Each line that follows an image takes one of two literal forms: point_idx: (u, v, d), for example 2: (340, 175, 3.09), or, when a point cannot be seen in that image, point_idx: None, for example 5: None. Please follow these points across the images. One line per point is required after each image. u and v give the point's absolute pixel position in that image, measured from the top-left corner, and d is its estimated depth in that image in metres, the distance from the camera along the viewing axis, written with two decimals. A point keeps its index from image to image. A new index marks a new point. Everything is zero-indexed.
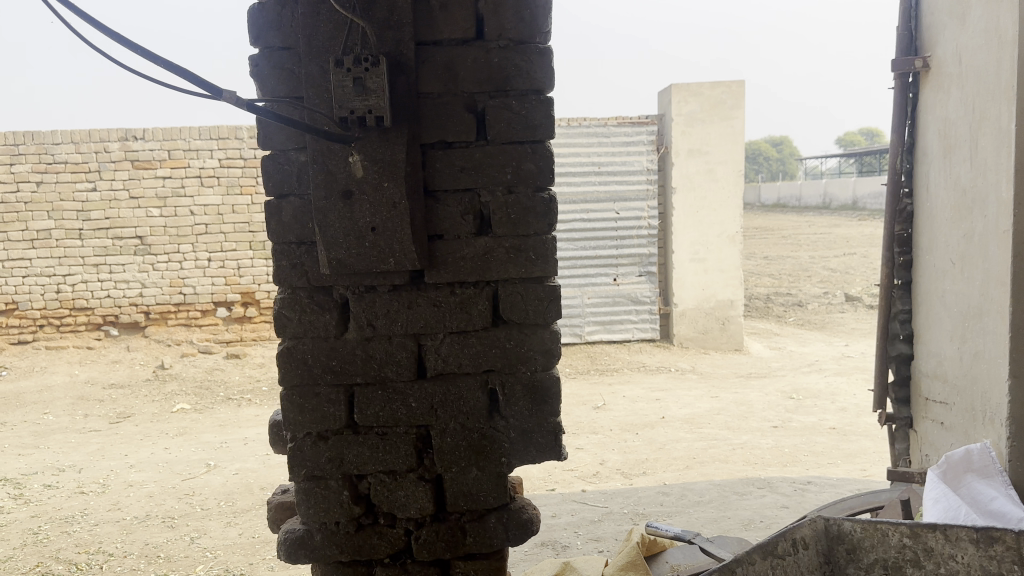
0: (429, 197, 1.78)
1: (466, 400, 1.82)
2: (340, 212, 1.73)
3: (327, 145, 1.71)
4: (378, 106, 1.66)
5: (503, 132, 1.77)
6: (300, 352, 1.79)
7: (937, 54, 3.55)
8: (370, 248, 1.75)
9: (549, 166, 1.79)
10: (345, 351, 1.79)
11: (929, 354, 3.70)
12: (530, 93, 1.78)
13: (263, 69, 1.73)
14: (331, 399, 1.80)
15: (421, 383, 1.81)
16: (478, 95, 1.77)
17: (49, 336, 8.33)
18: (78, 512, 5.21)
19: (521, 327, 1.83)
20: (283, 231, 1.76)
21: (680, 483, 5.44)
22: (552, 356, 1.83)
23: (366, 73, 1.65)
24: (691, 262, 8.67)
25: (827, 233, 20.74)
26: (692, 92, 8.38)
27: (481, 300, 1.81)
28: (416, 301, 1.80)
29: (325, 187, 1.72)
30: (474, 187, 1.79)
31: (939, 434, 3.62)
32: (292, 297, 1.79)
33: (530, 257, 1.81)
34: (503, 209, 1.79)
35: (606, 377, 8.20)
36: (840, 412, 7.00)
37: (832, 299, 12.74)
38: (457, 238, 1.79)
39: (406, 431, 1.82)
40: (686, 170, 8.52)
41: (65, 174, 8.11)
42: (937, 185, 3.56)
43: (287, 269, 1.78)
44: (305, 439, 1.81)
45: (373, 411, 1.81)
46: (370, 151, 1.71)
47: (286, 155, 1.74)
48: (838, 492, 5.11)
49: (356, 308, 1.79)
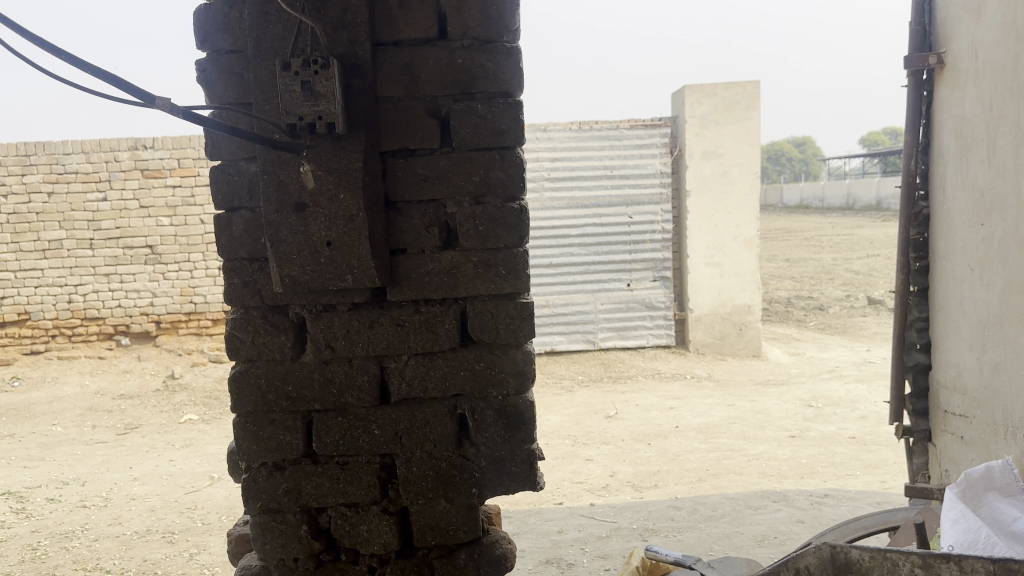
0: (390, 209, 1.66)
1: (434, 427, 1.70)
2: (294, 226, 1.60)
3: (278, 155, 1.58)
4: (329, 112, 1.53)
5: (468, 138, 1.64)
6: (253, 376, 1.67)
7: (952, 50, 3.38)
8: (326, 265, 1.62)
9: (520, 174, 1.66)
10: (302, 374, 1.67)
11: (947, 365, 3.52)
12: (497, 95, 1.65)
13: (210, 75, 1.61)
14: (287, 426, 1.68)
15: (384, 409, 1.69)
16: (441, 98, 1.64)
17: (62, 346, 8.25)
18: (79, 527, 5.13)
19: (492, 348, 1.70)
20: (235, 248, 1.65)
21: (692, 496, 5.27)
22: (525, 378, 1.70)
23: (315, 76, 1.52)
24: (707, 266, 8.48)
25: (850, 234, 20.43)
26: (706, 94, 8.22)
27: (448, 320, 1.68)
28: (378, 320, 1.67)
29: (277, 199, 1.60)
30: (440, 198, 1.66)
31: (958, 449, 3.45)
32: (245, 316, 1.67)
33: (500, 273, 1.68)
34: (470, 221, 1.66)
35: (618, 386, 7.99)
36: (860, 421, 6.79)
37: (854, 302, 12.49)
38: (421, 253, 1.67)
39: (369, 461, 1.70)
40: (700, 173, 8.35)
41: (75, 184, 8.07)
42: (953, 188, 3.40)
43: (238, 287, 1.66)
44: (261, 469, 1.70)
45: (333, 439, 1.69)
46: (323, 159, 1.58)
47: (235, 165, 1.62)
48: (857, 506, 4.93)
49: (313, 329, 1.67)
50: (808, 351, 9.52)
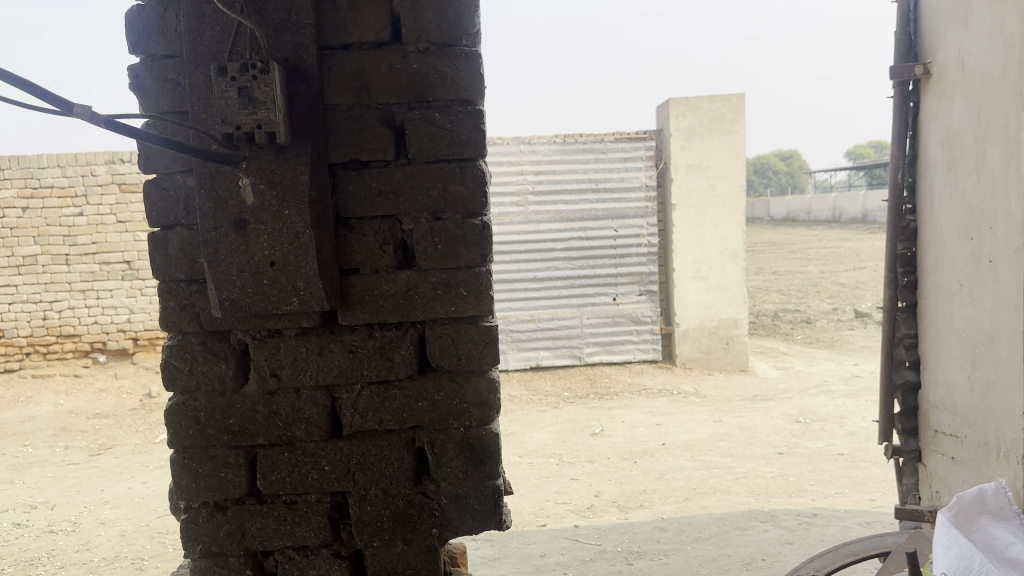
0: (341, 226, 1.53)
1: (390, 462, 1.56)
2: (233, 245, 1.48)
3: (216, 168, 1.46)
4: (269, 121, 1.40)
5: (425, 150, 1.52)
6: (191, 409, 1.54)
7: (938, 60, 3.29)
8: (270, 287, 1.49)
9: (482, 188, 1.54)
10: (244, 408, 1.54)
11: (936, 383, 3.42)
12: (456, 104, 1.52)
13: (144, 81, 1.48)
14: (229, 463, 1.55)
15: (335, 443, 1.56)
16: (395, 106, 1.52)
17: (36, 364, 8.01)
18: (45, 554, 4.94)
19: (452, 376, 1.57)
20: (170, 268, 1.52)
21: (679, 517, 5.13)
22: (489, 409, 1.57)
23: (253, 82, 1.39)
24: (693, 279, 8.36)
25: (836, 247, 20.43)
26: (691, 106, 8.13)
27: (404, 346, 1.55)
28: (328, 347, 1.54)
29: (215, 216, 1.47)
30: (395, 214, 1.54)
31: (950, 470, 3.33)
32: (183, 344, 1.54)
33: (461, 294, 1.55)
34: (428, 239, 1.54)
35: (605, 402, 7.83)
36: (848, 437, 6.68)
37: (841, 315, 12.42)
38: (375, 274, 1.54)
39: (319, 500, 1.56)
40: (686, 186, 8.26)
41: (51, 199, 7.88)
42: (941, 201, 3.30)
43: (175, 311, 1.53)
44: (201, 509, 1.56)
45: (280, 477, 1.55)
46: (264, 171, 1.46)
47: (171, 179, 1.50)
48: (846, 526, 4.80)
49: (256, 356, 1.54)
50: (796, 365, 9.41)
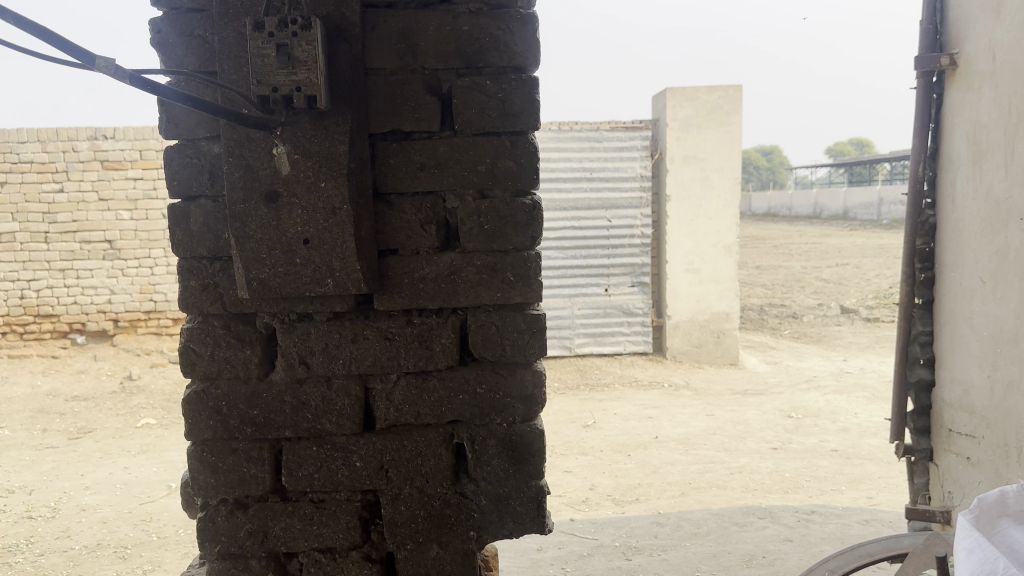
0: (379, 202, 1.40)
1: (427, 459, 1.45)
2: (264, 219, 1.35)
3: (246, 133, 1.33)
4: (310, 83, 1.27)
5: (473, 121, 1.40)
6: (212, 398, 1.42)
7: (966, 51, 3.01)
8: (302, 267, 1.36)
9: (533, 164, 1.42)
10: (270, 397, 1.42)
11: (952, 381, 3.14)
12: (509, 71, 1.40)
13: (167, 37, 1.36)
14: (252, 457, 1.43)
15: (368, 437, 1.44)
16: (442, 72, 1.39)
17: (12, 343, 7.79)
18: (23, 540, 4.77)
19: (495, 367, 1.45)
20: (192, 244, 1.39)
21: (676, 511, 5.02)
22: (533, 403, 1.46)
23: (294, 39, 1.26)
24: (686, 272, 8.14)
25: (818, 243, 20.42)
26: (688, 97, 7.86)
27: (445, 334, 1.43)
28: (362, 334, 1.42)
29: (244, 187, 1.34)
30: (439, 190, 1.41)
31: (963, 471, 3.08)
32: (204, 327, 1.41)
33: (508, 279, 1.43)
34: (474, 219, 1.42)
35: (596, 393, 7.64)
36: (842, 433, 6.58)
37: (827, 310, 12.37)
38: (415, 255, 1.42)
39: (348, 499, 1.44)
40: (681, 177, 7.98)
41: (30, 174, 7.63)
42: (963, 196, 3.03)
43: (196, 291, 1.41)
44: (221, 506, 1.44)
45: (307, 473, 1.43)
46: (300, 139, 1.33)
47: (195, 146, 1.38)
48: (845, 524, 4.70)
49: (284, 342, 1.41)
50: (785, 360, 9.35)
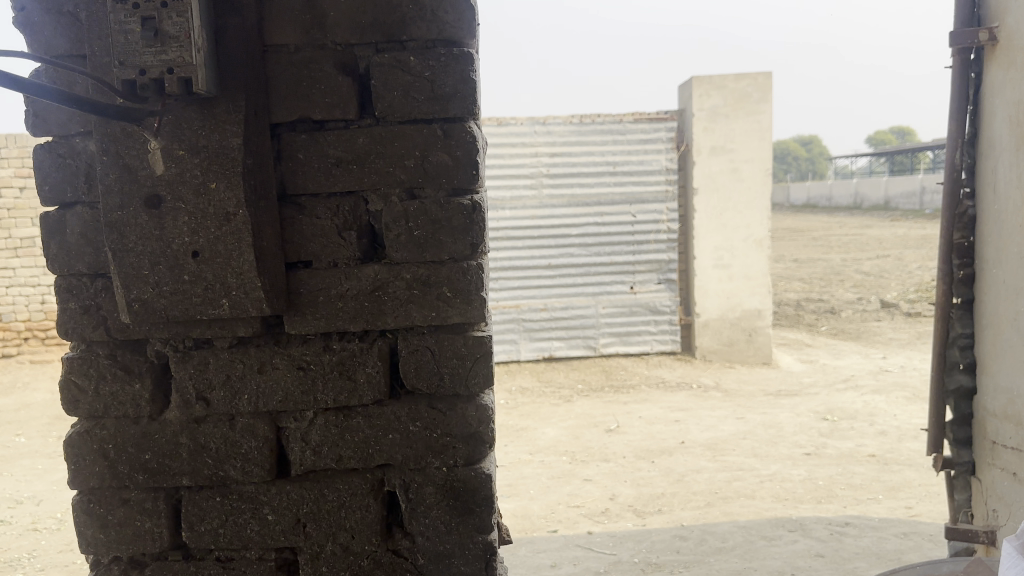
0: (287, 205, 1.18)
1: (352, 511, 1.21)
2: (144, 228, 1.12)
3: (121, 127, 1.11)
4: (183, 62, 1.05)
5: (396, 105, 1.16)
6: (97, 439, 1.20)
7: (1009, 24, 2.51)
8: (192, 285, 1.14)
9: (471, 158, 1.17)
10: (165, 439, 1.20)
11: (994, 389, 2.63)
12: (438, 44, 1.16)
13: (30, 14, 1.13)
14: (146, 509, 1.21)
15: (280, 485, 1.21)
16: (358, 47, 1.16)
17: (35, 349, 7.25)
18: (26, 554, 4.35)
19: (431, 400, 1.21)
20: (69, 260, 1.18)
21: (700, 524, 4.70)
22: (479, 442, 1.22)
23: (162, 11, 1.05)
24: (715, 268, 7.30)
25: (857, 234, 19.75)
26: (715, 85, 7.04)
27: (370, 361, 1.19)
28: (272, 361, 1.19)
29: (121, 190, 1.12)
30: (359, 190, 1.18)
31: (1010, 489, 2.57)
32: (86, 356, 1.20)
33: (445, 294, 1.19)
34: (402, 224, 1.18)
35: (620, 395, 6.99)
36: (880, 437, 6.16)
37: (867, 306, 11.89)
38: (332, 268, 1.18)
39: (260, 558, 1.22)
40: (709, 169, 7.16)
41: None
42: (1006, 186, 2.53)
43: (76, 314, 1.19)
44: (114, 565, 1.23)
45: (210, 528, 1.21)
46: (181, 130, 1.10)
47: (69, 144, 1.16)
48: (882, 538, 4.37)
49: (179, 374, 1.19)
50: (822, 359, 8.97)
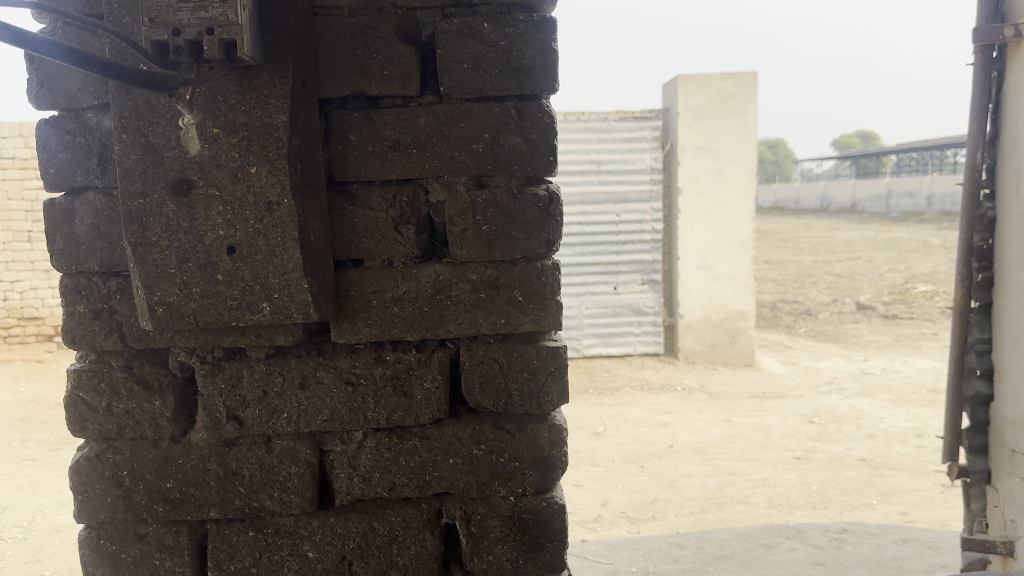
0: (335, 193, 1.02)
1: (405, 548, 1.05)
2: (171, 218, 0.96)
3: (146, 100, 0.94)
4: (225, 21, 0.89)
5: (465, 80, 1.00)
6: (111, 465, 1.03)
7: None
8: (225, 286, 0.97)
9: (547, 141, 1.02)
10: (189, 465, 1.03)
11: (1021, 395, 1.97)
12: (512, 9, 1.01)
13: None
14: (166, 545, 1.04)
15: (323, 516, 1.05)
16: (421, 12, 1.01)
17: None
18: None
19: (498, 419, 1.06)
20: (80, 255, 1.01)
21: (696, 531, 4.56)
22: (551, 468, 1.06)
23: None
24: (699, 268, 7.20)
25: (828, 237, 19.90)
26: (700, 84, 6.93)
27: (429, 375, 1.04)
28: (317, 374, 1.03)
29: (145, 173, 0.95)
30: (419, 177, 1.02)
31: None
32: (97, 369, 1.03)
33: (517, 299, 1.04)
34: (468, 218, 1.02)
35: (605, 398, 6.87)
36: (869, 440, 6.10)
37: (842, 308, 11.92)
38: (387, 267, 1.02)
39: None
40: (693, 169, 7.06)
41: (12, 171, 6.60)
42: None
43: (86, 319, 1.02)
44: None
45: (241, 565, 1.05)
46: (216, 103, 0.94)
47: (81, 119, 0.99)
48: (880, 545, 4.25)
49: (207, 390, 1.03)
50: (803, 360, 8.93)
